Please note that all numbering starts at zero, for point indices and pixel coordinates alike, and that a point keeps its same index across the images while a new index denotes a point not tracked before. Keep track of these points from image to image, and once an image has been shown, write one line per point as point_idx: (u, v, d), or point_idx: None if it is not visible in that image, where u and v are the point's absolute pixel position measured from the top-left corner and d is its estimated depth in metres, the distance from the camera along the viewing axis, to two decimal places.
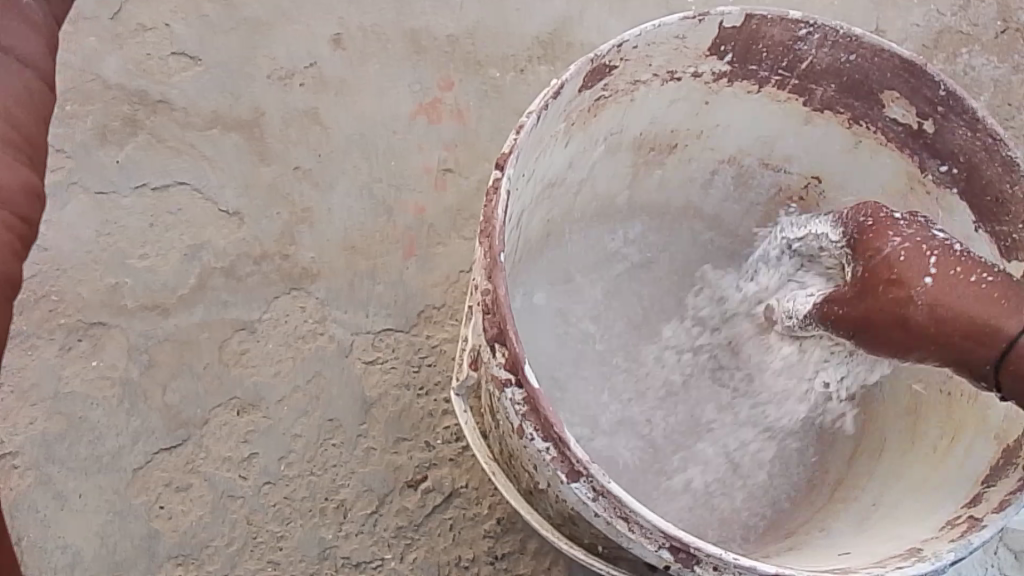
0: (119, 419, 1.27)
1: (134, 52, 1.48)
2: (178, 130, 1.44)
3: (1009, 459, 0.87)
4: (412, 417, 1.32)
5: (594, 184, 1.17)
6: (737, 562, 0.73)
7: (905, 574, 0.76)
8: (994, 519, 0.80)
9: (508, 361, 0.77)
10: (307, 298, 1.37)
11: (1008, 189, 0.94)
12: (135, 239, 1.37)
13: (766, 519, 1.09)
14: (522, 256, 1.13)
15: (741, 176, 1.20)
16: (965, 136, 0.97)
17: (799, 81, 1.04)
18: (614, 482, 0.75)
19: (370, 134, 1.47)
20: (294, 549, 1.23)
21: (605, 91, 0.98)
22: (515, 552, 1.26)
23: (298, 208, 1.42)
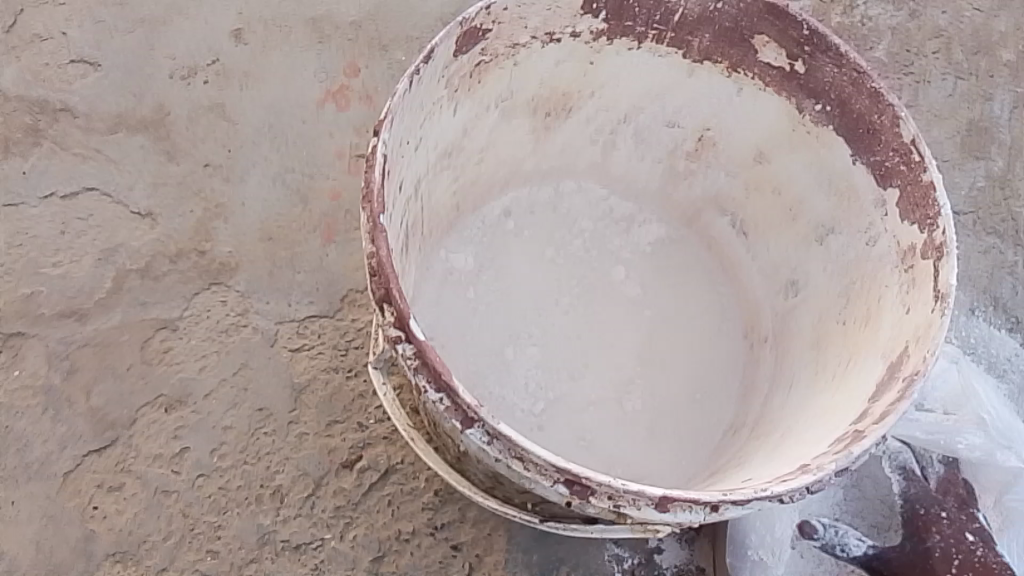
0: (44, 426, 1.27)
1: (32, 62, 1.47)
2: (83, 135, 1.43)
3: (895, 372, 0.90)
4: (343, 399, 1.33)
5: (496, 153, 1.20)
6: (627, 488, 0.75)
7: (792, 486, 0.79)
8: (876, 430, 0.83)
9: (396, 319, 0.79)
10: (228, 292, 1.37)
11: (877, 118, 0.99)
12: (48, 248, 1.37)
13: (697, 460, 1.15)
14: (427, 227, 1.15)
15: (638, 133, 1.23)
16: (833, 72, 1.01)
17: (675, 34, 1.08)
18: (504, 424, 0.77)
19: (279, 124, 1.48)
20: (232, 537, 1.25)
21: (483, 55, 1.00)
22: (454, 521, 1.28)
23: (212, 204, 1.42)
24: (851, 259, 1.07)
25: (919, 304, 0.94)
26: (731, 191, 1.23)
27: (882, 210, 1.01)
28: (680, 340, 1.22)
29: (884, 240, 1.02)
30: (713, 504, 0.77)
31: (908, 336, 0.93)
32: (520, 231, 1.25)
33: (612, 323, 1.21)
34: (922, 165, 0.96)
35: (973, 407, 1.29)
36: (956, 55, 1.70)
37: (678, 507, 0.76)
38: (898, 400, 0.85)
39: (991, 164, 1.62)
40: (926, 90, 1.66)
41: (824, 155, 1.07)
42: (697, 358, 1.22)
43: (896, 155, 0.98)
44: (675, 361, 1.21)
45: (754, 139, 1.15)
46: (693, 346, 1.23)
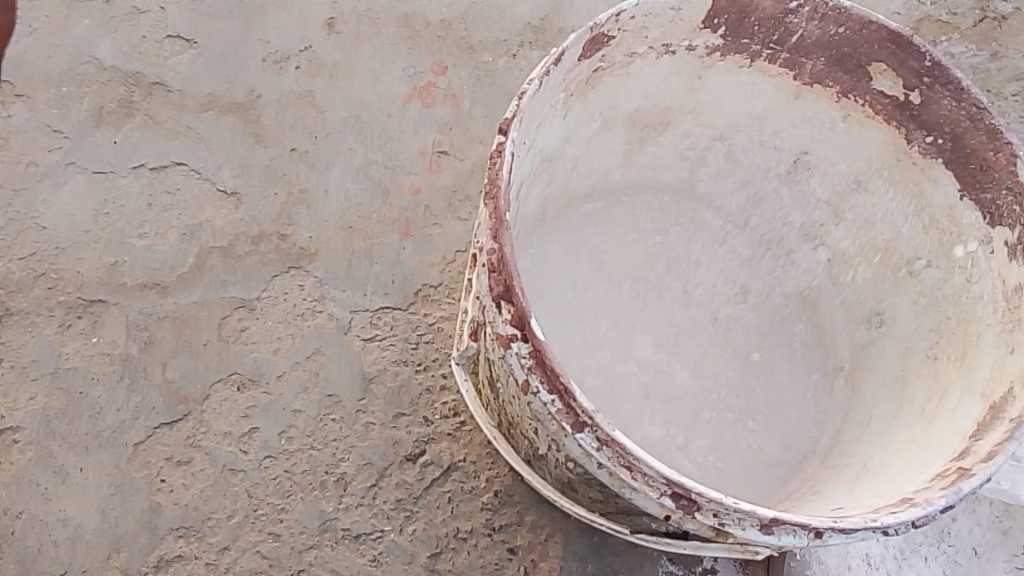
0: (119, 395, 1.29)
1: (130, 35, 1.50)
2: (175, 112, 1.46)
3: (998, 414, 0.89)
4: (410, 392, 1.34)
5: (590, 160, 1.20)
6: (737, 507, 0.75)
7: (899, 519, 0.78)
8: (981, 469, 0.82)
9: (514, 318, 0.79)
10: (305, 277, 1.38)
11: (992, 155, 0.97)
12: (133, 219, 1.38)
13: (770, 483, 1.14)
14: (518, 231, 1.17)
15: (731, 153, 1.23)
16: (949, 106, 1.00)
17: (789, 55, 1.08)
18: (617, 431, 0.77)
19: (366, 117, 1.49)
20: (295, 521, 1.25)
21: (602, 62, 1.01)
22: (513, 524, 1.28)
23: (295, 189, 1.43)
24: (945, 296, 1.05)
25: (1023, 346, 0.92)
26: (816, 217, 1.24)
27: (987, 249, 0.99)
28: (756, 364, 1.23)
29: (984, 278, 1.00)
30: (818, 529, 0.76)
31: (1013, 377, 0.91)
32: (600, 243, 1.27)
33: (690, 341, 1.23)
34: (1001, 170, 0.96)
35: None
36: None
37: (782, 530, 0.76)
38: (1003, 440, 0.84)
39: None
40: None
41: (929, 189, 1.06)
42: (771, 382, 1.22)
43: (1010, 193, 0.96)
44: (748, 383, 1.21)
45: (849, 168, 1.15)
46: (769, 370, 1.23)
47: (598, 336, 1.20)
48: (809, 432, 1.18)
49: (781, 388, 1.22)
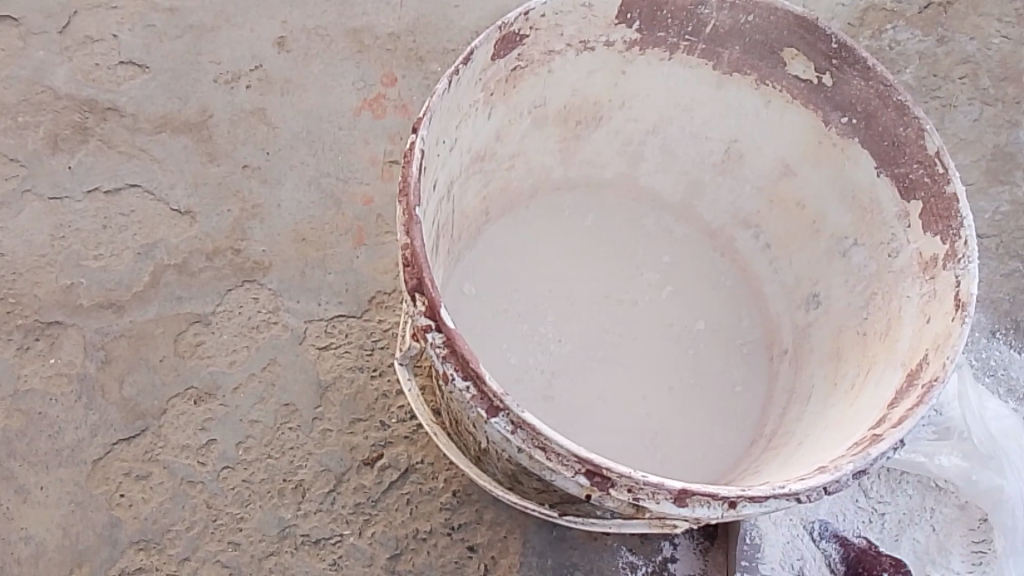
0: (77, 413, 1.30)
1: (82, 62, 1.53)
2: (129, 134, 1.48)
3: (913, 380, 0.91)
4: (366, 398, 1.35)
5: (527, 159, 1.23)
6: (647, 480, 0.78)
7: (809, 485, 0.81)
8: (892, 434, 0.84)
9: (427, 309, 0.82)
10: (260, 289, 1.40)
11: (903, 131, 1.00)
12: (89, 241, 1.41)
13: (718, 468, 1.15)
14: (458, 231, 1.18)
15: (666, 147, 1.25)
16: (860, 86, 1.03)
17: (706, 46, 1.10)
18: (528, 413, 0.79)
19: (316, 130, 1.52)
20: (254, 529, 1.26)
21: (520, 60, 1.03)
22: (471, 522, 1.29)
23: (249, 204, 1.46)
24: (872, 273, 1.08)
25: (937, 314, 0.94)
26: (754, 205, 1.25)
27: (905, 223, 1.02)
28: (701, 351, 1.24)
29: (904, 251, 1.02)
30: (730, 499, 0.79)
31: (928, 345, 0.93)
32: (551, 238, 1.28)
33: (641, 331, 1.23)
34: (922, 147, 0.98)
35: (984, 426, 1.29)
36: (984, 82, 1.71)
37: (696, 501, 0.79)
38: (915, 405, 0.86)
39: (1016, 190, 1.62)
40: (952, 116, 1.67)
41: (850, 169, 1.08)
42: (720, 370, 1.23)
43: (921, 167, 0.99)
44: (694, 370, 1.22)
45: (777, 154, 1.17)
46: (717, 359, 1.24)
47: (540, 329, 1.21)
48: (752, 416, 1.20)
49: (727, 374, 1.23)
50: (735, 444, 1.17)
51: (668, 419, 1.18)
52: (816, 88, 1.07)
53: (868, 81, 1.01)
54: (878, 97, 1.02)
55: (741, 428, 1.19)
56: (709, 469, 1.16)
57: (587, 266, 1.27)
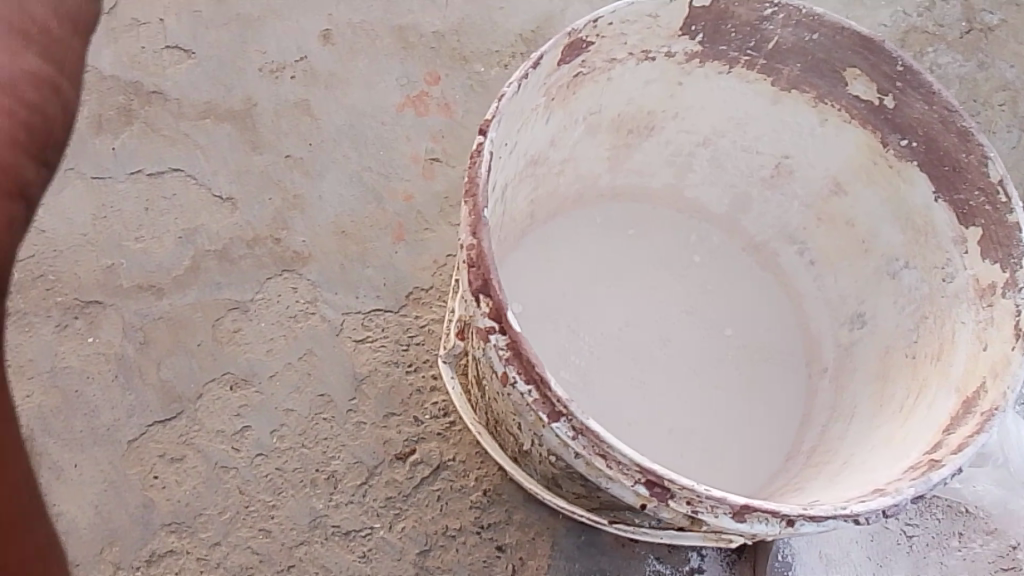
0: (114, 394, 1.31)
1: (128, 45, 1.53)
2: (173, 119, 1.49)
3: (970, 408, 0.92)
4: (401, 393, 1.36)
5: (576, 165, 1.23)
6: (709, 493, 0.78)
7: (868, 508, 0.82)
8: (953, 460, 0.85)
9: (492, 311, 0.82)
10: (298, 280, 1.41)
11: (964, 157, 1.00)
12: (130, 223, 1.41)
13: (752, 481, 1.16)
14: (507, 233, 1.18)
15: (715, 159, 1.26)
16: (922, 109, 1.03)
17: (766, 62, 1.11)
18: (591, 420, 0.80)
19: (359, 124, 1.52)
20: (285, 518, 1.27)
21: (582, 67, 1.03)
22: (501, 522, 1.30)
23: (291, 195, 1.46)
24: (923, 295, 1.09)
25: (994, 341, 0.96)
26: (800, 221, 1.26)
27: (960, 248, 1.03)
28: (737, 363, 1.25)
29: (959, 276, 1.03)
30: (789, 516, 0.79)
31: (985, 372, 0.94)
32: (591, 247, 1.29)
33: (679, 345, 1.24)
34: (986, 176, 0.98)
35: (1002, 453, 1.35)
36: (1021, 109, 1.71)
37: (756, 517, 0.79)
38: (974, 433, 0.87)
39: None
40: (990, 141, 1.67)
41: (906, 191, 1.09)
42: (756, 385, 1.24)
43: (981, 194, 0.99)
44: (731, 381, 1.23)
45: (828, 171, 1.18)
46: (753, 375, 1.25)
47: (579, 334, 1.22)
48: (787, 431, 1.21)
49: (762, 389, 1.24)
50: (771, 459, 1.18)
51: (704, 431, 1.19)
52: (879, 110, 1.07)
53: (932, 105, 1.01)
54: (942, 123, 1.02)
55: (776, 442, 1.19)
56: (745, 483, 1.16)
57: (626, 277, 1.28)
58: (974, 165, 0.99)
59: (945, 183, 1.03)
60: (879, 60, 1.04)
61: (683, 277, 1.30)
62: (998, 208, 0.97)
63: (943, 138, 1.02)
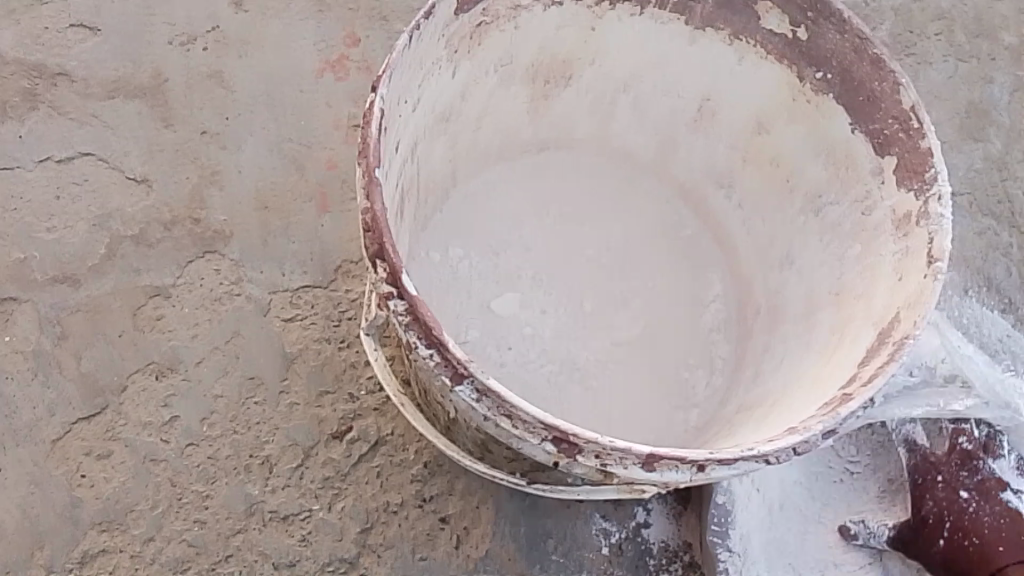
0: (34, 391, 1.26)
1: (29, 25, 1.46)
2: (79, 100, 1.42)
3: (885, 338, 0.91)
4: (334, 369, 1.32)
5: (495, 119, 1.19)
6: (615, 445, 0.76)
7: (778, 447, 0.80)
8: (862, 393, 0.85)
9: (387, 275, 0.78)
10: (221, 260, 1.36)
11: (878, 86, 0.98)
12: (40, 213, 1.35)
13: (679, 432, 1.14)
14: (424, 193, 1.14)
15: (638, 104, 1.23)
16: (835, 39, 1.01)
17: (678, 0, 1.08)
18: (493, 380, 0.77)
19: (276, 93, 1.46)
20: (220, 506, 1.23)
21: (484, 15, 1.01)
22: (443, 494, 1.27)
23: (207, 171, 1.40)
24: (846, 229, 1.06)
25: (912, 273, 0.94)
26: (727, 161, 1.23)
27: (878, 180, 1.01)
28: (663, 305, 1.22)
29: (878, 209, 1.01)
30: (698, 462, 0.77)
31: (901, 303, 0.93)
32: (539, 193, 1.26)
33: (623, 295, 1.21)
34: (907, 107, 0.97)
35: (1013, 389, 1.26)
36: (958, 37, 1.66)
37: (664, 465, 0.77)
38: (885, 364, 0.87)
39: (990, 146, 1.59)
40: (927, 72, 1.63)
41: (825, 125, 1.07)
42: (682, 340, 1.20)
43: (897, 123, 0.98)
44: (655, 324, 1.20)
45: (751, 109, 1.15)
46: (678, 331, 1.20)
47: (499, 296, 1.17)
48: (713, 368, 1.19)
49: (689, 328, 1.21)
50: (686, 415, 1.15)
51: (627, 379, 1.16)
52: (794, 45, 1.05)
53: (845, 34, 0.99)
54: (859, 55, 1.00)
55: (704, 383, 1.17)
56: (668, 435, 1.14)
57: (569, 232, 1.23)
58: (886, 99, 0.98)
59: (861, 117, 1.02)
60: None
61: (624, 223, 1.26)
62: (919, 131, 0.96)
63: (857, 69, 1.00)
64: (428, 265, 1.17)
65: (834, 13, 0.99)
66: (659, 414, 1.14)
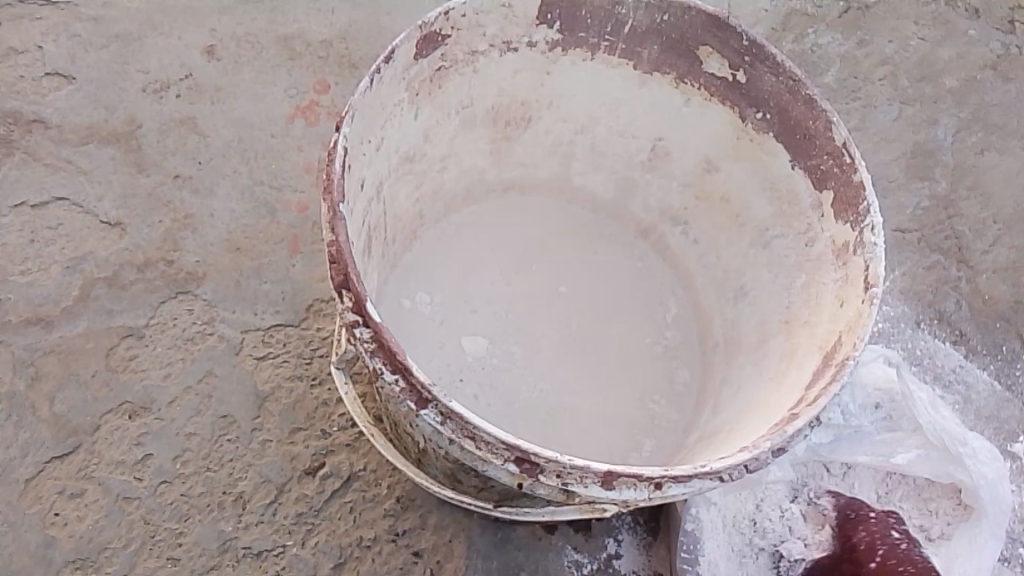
0: (7, 432, 1.27)
1: (5, 73, 1.49)
2: (53, 146, 1.45)
3: (829, 361, 0.96)
4: (306, 407, 1.34)
5: (458, 161, 1.24)
6: (574, 464, 0.80)
7: (730, 464, 0.84)
8: (808, 412, 0.89)
9: (354, 305, 0.82)
10: (194, 300, 1.38)
11: (813, 124, 1.05)
12: (15, 256, 1.37)
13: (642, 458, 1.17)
14: (391, 233, 1.19)
15: (596, 147, 1.29)
16: (771, 81, 1.08)
17: (626, 46, 1.15)
18: (455, 404, 0.80)
19: (248, 138, 1.51)
20: (193, 544, 1.24)
21: (443, 60, 1.07)
22: (415, 528, 1.29)
23: (180, 215, 1.44)
24: (793, 260, 1.13)
25: (852, 298, 1.00)
26: (681, 202, 1.29)
27: (819, 213, 1.07)
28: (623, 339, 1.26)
29: (821, 240, 1.08)
30: (655, 480, 0.81)
31: (843, 327, 0.98)
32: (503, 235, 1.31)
33: (584, 329, 1.25)
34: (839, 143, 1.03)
35: (942, 428, 1.32)
36: (902, 82, 1.75)
37: (622, 484, 0.81)
38: (829, 383, 0.91)
39: (935, 185, 1.66)
40: (873, 116, 1.71)
41: (768, 162, 1.13)
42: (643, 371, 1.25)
43: (831, 158, 1.05)
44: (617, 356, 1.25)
45: (701, 151, 1.22)
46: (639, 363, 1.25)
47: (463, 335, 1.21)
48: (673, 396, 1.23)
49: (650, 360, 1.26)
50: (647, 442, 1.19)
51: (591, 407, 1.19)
52: (734, 87, 1.12)
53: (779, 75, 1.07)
54: (792, 96, 1.07)
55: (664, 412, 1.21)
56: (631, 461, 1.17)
57: (533, 271, 1.28)
58: (819, 135, 1.05)
59: (798, 153, 1.09)
60: (726, 36, 1.08)
61: (586, 263, 1.32)
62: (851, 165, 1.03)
63: (791, 109, 1.08)
64: (396, 301, 1.21)
65: (768, 58, 1.07)
66: (621, 442, 1.18)
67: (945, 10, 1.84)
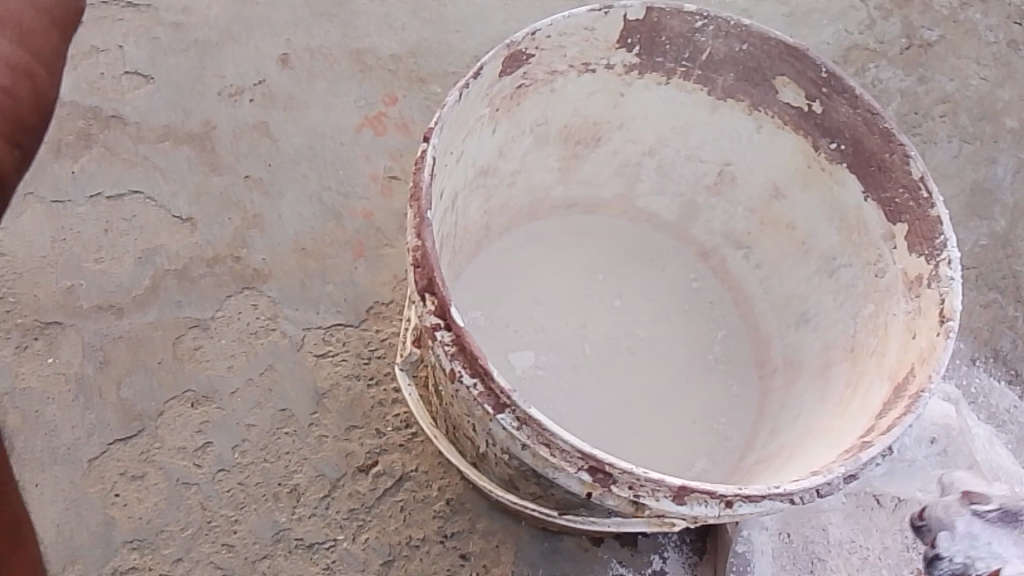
0: (74, 414, 1.32)
1: (88, 71, 1.55)
2: (132, 143, 1.51)
3: (900, 392, 0.96)
4: (363, 406, 1.37)
5: (528, 176, 1.27)
6: (647, 476, 0.81)
7: (802, 486, 0.85)
8: (881, 440, 0.89)
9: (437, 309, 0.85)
10: (258, 297, 1.42)
11: (888, 157, 1.06)
12: (90, 245, 1.42)
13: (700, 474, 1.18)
14: (461, 243, 1.22)
15: (661, 167, 1.31)
16: (847, 113, 1.10)
17: (701, 72, 1.17)
18: (533, 410, 0.82)
19: (318, 145, 1.55)
20: (248, 532, 1.27)
21: (524, 79, 1.10)
22: (464, 531, 1.31)
23: (250, 214, 1.48)
24: (860, 289, 1.14)
25: (923, 330, 1.00)
26: (744, 226, 1.30)
27: (890, 244, 1.09)
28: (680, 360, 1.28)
29: (890, 270, 1.09)
30: (726, 498, 0.83)
31: (913, 360, 0.99)
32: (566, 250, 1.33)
33: (643, 349, 1.27)
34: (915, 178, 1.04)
35: None
36: (962, 119, 1.76)
37: (694, 498, 0.82)
38: (902, 413, 0.91)
39: (993, 224, 1.66)
40: (933, 151, 1.71)
41: (837, 192, 1.15)
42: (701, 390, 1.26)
43: (906, 191, 1.05)
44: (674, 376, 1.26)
45: (770, 175, 1.23)
46: (697, 383, 1.26)
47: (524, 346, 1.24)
48: (730, 416, 1.24)
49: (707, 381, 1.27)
50: (705, 461, 1.20)
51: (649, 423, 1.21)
52: (808, 117, 1.14)
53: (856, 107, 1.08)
54: (868, 128, 1.08)
55: (721, 431, 1.23)
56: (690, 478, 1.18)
57: (593, 287, 1.31)
58: (894, 168, 1.06)
59: (871, 185, 1.10)
60: (803, 67, 1.10)
61: (646, 282, 1.34)
62: (927, 199, 1.04)
63: (867, 141, 1.09)
64: (464, 310, 1.23)
65: (845, 89, 1.09)
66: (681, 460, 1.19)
67: (1006, 51, 1.85)
